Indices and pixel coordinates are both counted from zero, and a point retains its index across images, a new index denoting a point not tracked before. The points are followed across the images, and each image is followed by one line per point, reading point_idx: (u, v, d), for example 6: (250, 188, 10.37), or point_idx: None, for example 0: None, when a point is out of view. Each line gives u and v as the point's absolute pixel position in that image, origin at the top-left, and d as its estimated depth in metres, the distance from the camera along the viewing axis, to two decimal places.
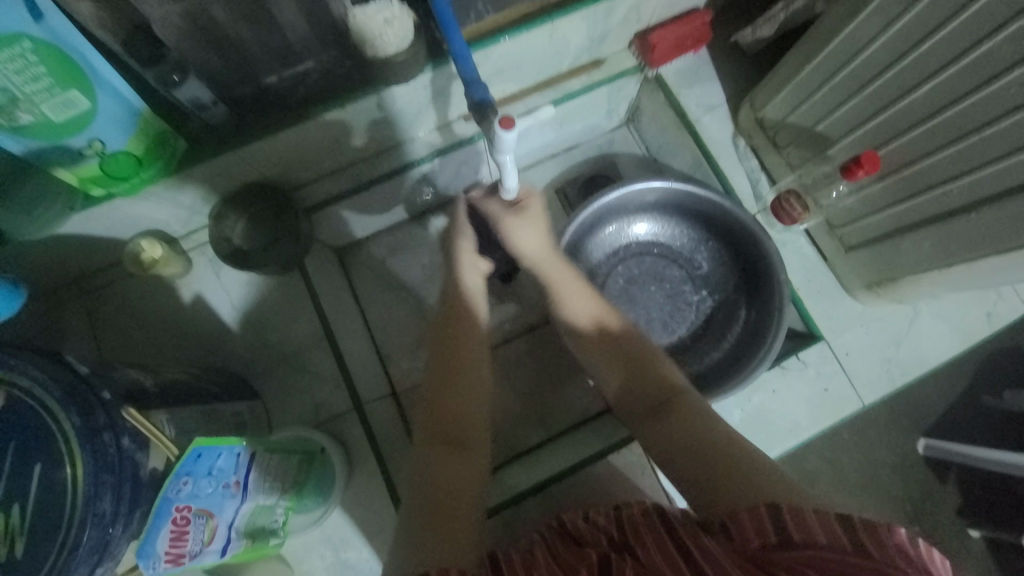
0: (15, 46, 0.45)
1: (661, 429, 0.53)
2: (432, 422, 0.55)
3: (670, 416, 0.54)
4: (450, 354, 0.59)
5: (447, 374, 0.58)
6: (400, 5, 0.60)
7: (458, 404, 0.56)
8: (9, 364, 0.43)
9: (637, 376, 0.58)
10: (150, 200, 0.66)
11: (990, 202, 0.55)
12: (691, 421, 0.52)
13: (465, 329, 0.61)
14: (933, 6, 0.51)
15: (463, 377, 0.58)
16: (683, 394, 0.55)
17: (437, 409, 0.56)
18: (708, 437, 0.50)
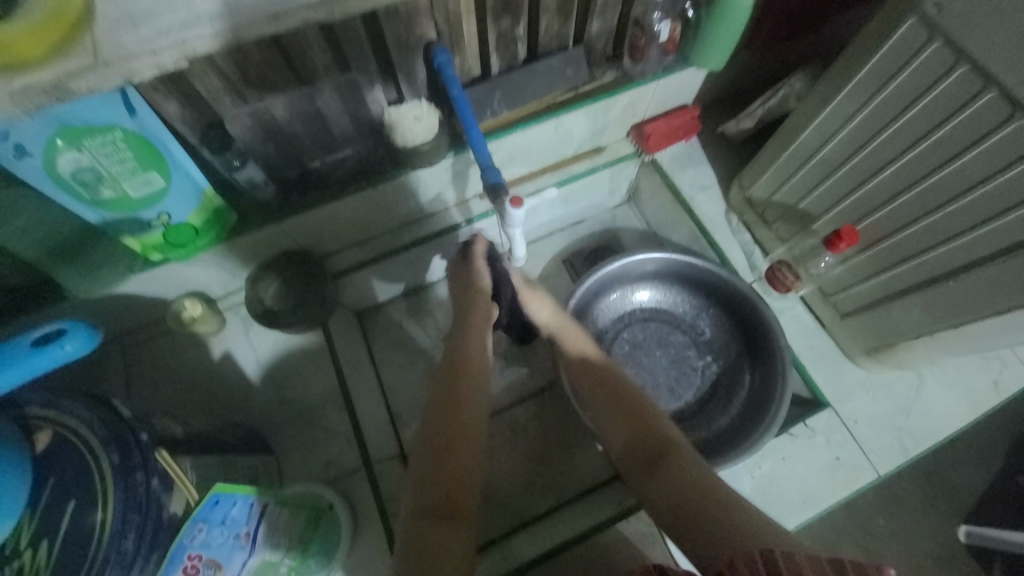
0: (109, 135, 0.54)
1: (661, 483, 0.56)
2: (429, 486, 0.56)
3: (669, 470, 0.57)
4: (453, 412, 0.61)
5: (445, 433, 0.59)
6: (429, 105, 0.73)
7: (456, 465, 0.57)
8: (64, 404, 0.48)
9: (638, 430, 0.62)
10: (199, 263, 0.75)
11: (967, 270, 0.59)
12: (688, 472, 0.55)
13: (465, 389, 0.63)
14: (882, 105, 0.59)
15: (462, 436, 0.59)
16: (680, 447, 0.59)
17: (432, 474, 0.57)
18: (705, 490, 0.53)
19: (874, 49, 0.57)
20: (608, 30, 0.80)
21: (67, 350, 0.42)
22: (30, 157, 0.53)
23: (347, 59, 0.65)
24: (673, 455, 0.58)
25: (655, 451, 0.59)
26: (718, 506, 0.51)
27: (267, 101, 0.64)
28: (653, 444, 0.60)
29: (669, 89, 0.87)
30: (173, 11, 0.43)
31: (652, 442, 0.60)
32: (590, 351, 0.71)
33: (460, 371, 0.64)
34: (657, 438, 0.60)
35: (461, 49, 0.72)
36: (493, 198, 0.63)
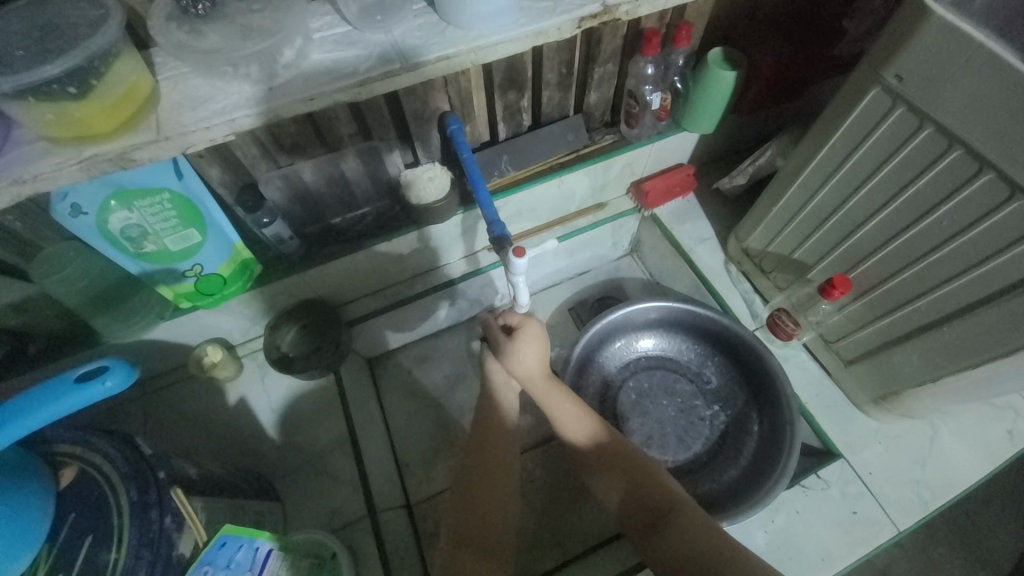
0: (157, 196, 0.61)
1: (670, 542, 0.59)
2: (463, 530, 0.63)
3: (678, 529, 0.60)
4: (483, 463, 0.67)
5: (477, 482, 0.66)
6: (441, 167, 0.79)
7: (485, 512, 0.65)
8: (89, 442, 0.51)
9: (636, 489, 0.64)
10: (224, 310, 0.80)
11: (959, 315, 0.60)
12: (695, 528, 0.59)
13: (496, 440, 0.69)
14: (858, 163, 0.64)
15: (493, 483, 0.66)
16: (683, 502, 0.62)
17: (462, 518, 0.64)
18: (714, 551, 0.57)
19: (843, 115, 0.63)
20: (604, 100, 0.89)
21: (107, 386, 0.46)
22: (84, 215, 0.59)
23: (370, 129, 0.74)
24: (681, 514, 0.61)
25: (660, 508, 0.62)
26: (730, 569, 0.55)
27: (297, 164, 0.73)
28: (658, 503, 0.62)
29: (664, 150, 0.94)
30: (226, 94, 0.50)
31: (657, 499, 0.63)
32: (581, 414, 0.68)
33: (492, 425, 0.70)
34: (661, 494, 0.63)
35: (471, 119, 0.80)
36: (498, 250, 0.68)
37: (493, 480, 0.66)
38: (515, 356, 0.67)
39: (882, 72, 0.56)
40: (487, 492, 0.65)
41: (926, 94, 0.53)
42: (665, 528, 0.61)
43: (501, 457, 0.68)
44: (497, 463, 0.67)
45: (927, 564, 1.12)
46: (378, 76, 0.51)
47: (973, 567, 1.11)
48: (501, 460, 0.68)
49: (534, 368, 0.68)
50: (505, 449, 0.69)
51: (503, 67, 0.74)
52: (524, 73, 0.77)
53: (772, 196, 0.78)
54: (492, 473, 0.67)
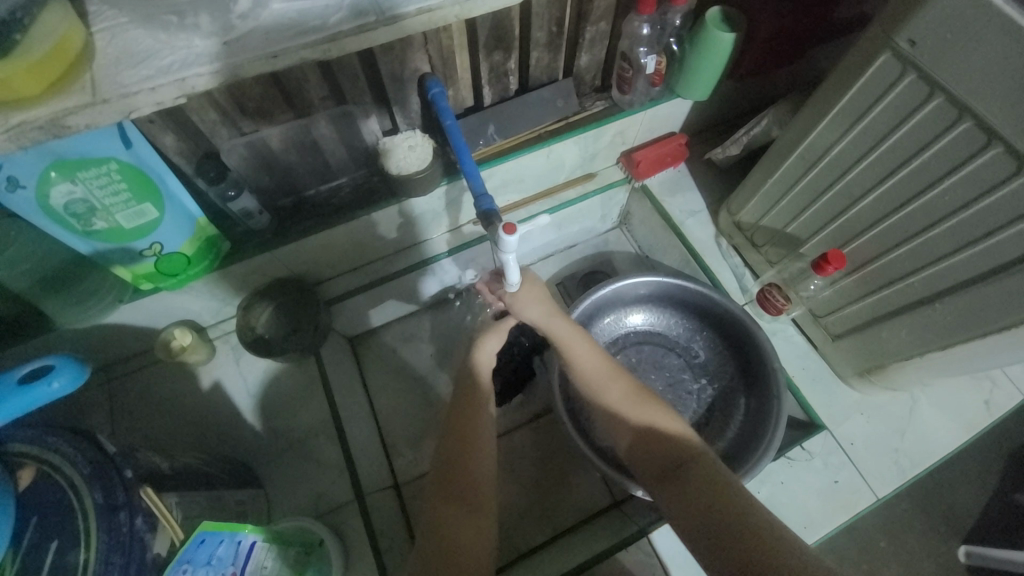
0: (104, 167, 0.55)
1: (684, 495, 0.55)
2: (447, 483, 0.62)
3: (695, 482, 0.55)
4: (467, 421, 0.65)
5: (462, 442, 0.64)
6: (422, 135, 0.74)
7: (469, 467, 0.63)
8: (46, 441, 0.47)
9: (655, 437, 0.60)
10: (190, 291, 0.75)
11: (950, 292, 0.60)
12: (710, 481, 0.54)
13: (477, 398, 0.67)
14: (860, 136, 0.62)
15: (477, 442, 0.64)
16: (702, 455, 0.57)
17: (446, 478, 0.63)
18: (728, 507, 0.52)
19: (849, 82, 0.60)
20: (596, 62, 0.84)
21: (55, 387, 0.41)
22: (21, 189, 0.52)
23: (343, 92, 0.68)
24: (698, 465, 0.56)
25: (678, 458, 0.58)
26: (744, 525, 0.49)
27: (262, 131, 0.67)
28: (675, 453, 0.59)
29: (657, 118, 0.90)
30: (175, 50, 0.44)
31: (674, 450, 0.59)
32: (602, 359, 0.66)
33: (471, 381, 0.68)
34: (679, 445, 0.59)
35: (454, 81, 0.74)
36: (486, 226, 0.64)
37: (479, 437, 0.64)
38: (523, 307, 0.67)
39: (895, 35, 0.53)
40: (472, 450, 0.63)
41: (939, 61, 0.51)
42: (682, 479, 0.56)
43: (484, 413, 0.66)
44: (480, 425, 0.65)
45: (892, 521, 1.19)
46: (351, 31, 0.45)
47: (934, 520, 1.18)
48: (483, 427, 0.65)
49: (539, 316, 0.67)
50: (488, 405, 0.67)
51: (489, 23, 0.68)
52: (512, 31, 0.71)
53: (768, 167, 0.76)
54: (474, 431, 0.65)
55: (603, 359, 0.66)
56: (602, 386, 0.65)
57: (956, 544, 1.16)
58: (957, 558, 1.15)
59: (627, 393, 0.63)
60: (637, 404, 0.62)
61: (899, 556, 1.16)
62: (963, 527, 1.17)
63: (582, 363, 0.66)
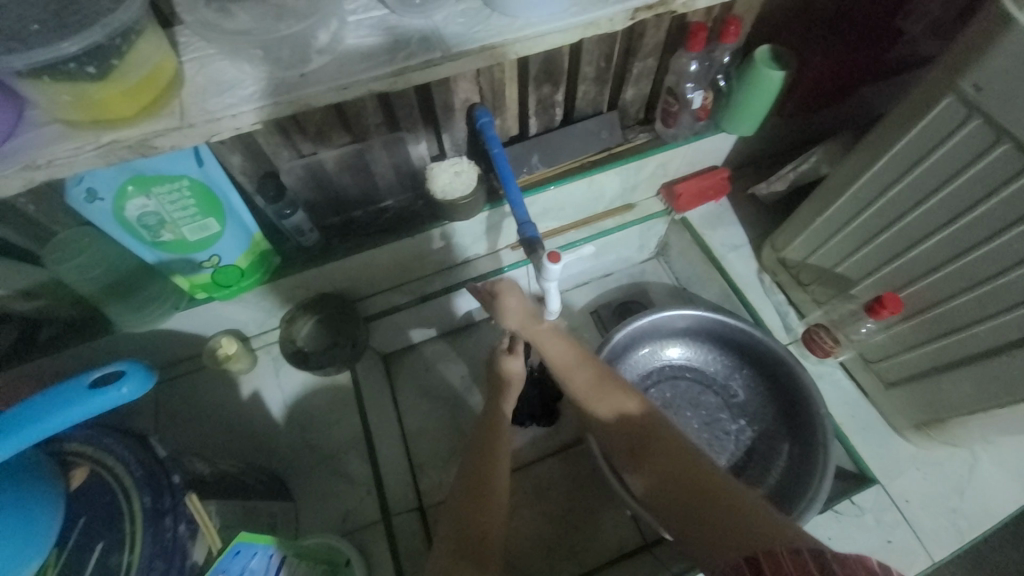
0: (176, 183, 0.59)
1: (654, 470, 0.60)
2: (461, 533, 0.60)
3: (660, 453, 0.60)
4: (482, 468, 0.64)
5: (475, 489, 0.63)
6: (468, 162, 0.76)
7: (482, 514, 0.61)
8: (102, 442, 0.48)
9: (617, 413, 0.65)
10: (239, 302, 0.78)
11: (1022, 346, 0.56)
12: (677, 453, 0.59)
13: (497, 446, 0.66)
14: (920, 178, 0.60)
15: (492, 492, 0.63)
16: (659, 428, 0.62)
17: (462, 525, 0.61)
18: (693, 474, 0.57)
19: (908, 124, 0.59)
20: (641, 96, 0.85)
21: (123, 392, 0.43)
22: (101, 200, 0.57)
23: (398, 120, 0.71)
24: (660, 440, 0.61)
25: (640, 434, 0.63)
26: (708, 490, 0.55)
27: (320, 154, 0.70)
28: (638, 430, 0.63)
29: (700, 152, 0.90)
30: (254, 79, 0.47)
31: (639, 426, 0.63)
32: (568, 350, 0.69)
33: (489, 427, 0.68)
34: (639, 422, 0.64)
35: (502, 111, 0.77)
36: (528, 253, 0.65)
37: (494, 486, 0.64)
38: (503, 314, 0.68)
39: (958, 80, 0.52)
40: (487, 500, 0.62)
41: (1009, 106, 0.49)
42: (648, 454, 0.61)
43: (501, 461, 0.66)
44: (496, 473, 0.64)
45: None
46: (417, 66, 0.48)
47: None
48: (500, 469, 0.65)
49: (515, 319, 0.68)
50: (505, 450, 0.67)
51: (540, 58, 0.70)
52: (561, 66, 0.73)
53: (817, 205, 0.74)
54: (490, 478, 0.64)
55: (568, 346, 0.69)
56: (565, 368, 0.68)
57: None
58: None
59: (587, 372, 0.67)
60: (601, 386, 0.67)
61: None
62: None
63: (553, 355, 0.69)
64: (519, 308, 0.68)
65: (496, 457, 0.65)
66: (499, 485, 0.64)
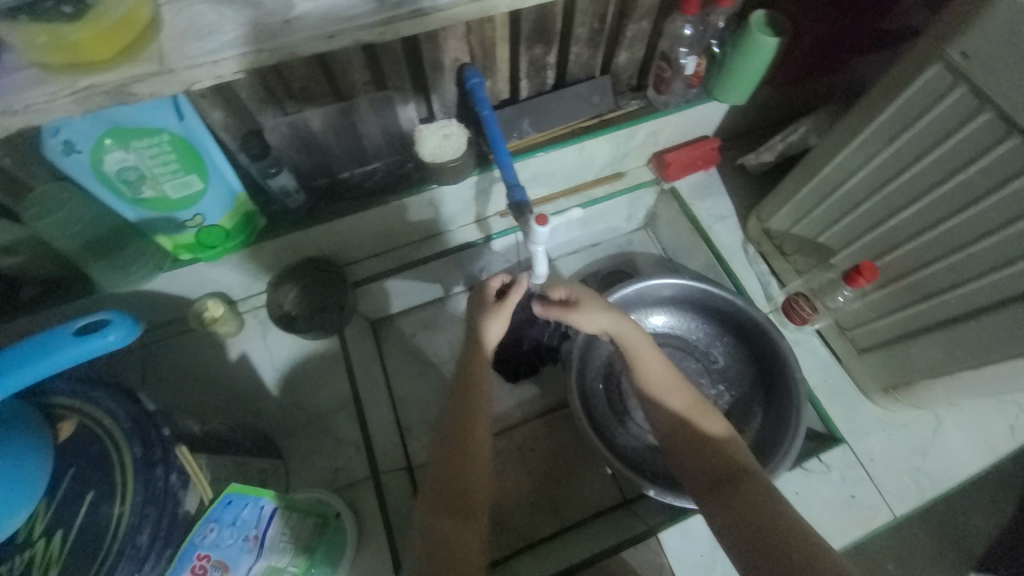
0: (156, 138, 0.57)
1: (730, 510, 0.57)
2: (443, 487, 0.62)
3: (741, 495, 0.57)
4: (466, 423, 0.67)
5: (460, 444, 0.65)
6: (458, 124, 0.75)
7: (467, 468, 0.64)
8: (89, 396, 0.49)
9: (701, 449, 0.62)
10: (225, 264, 0.77)
11: (988, 311, 0.59)
12: (759, 497, 0.56)
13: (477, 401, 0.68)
14: (903, 148, 0.61)
15: (475, 448, 0.65)
16: (750, 472, 0.59)
17: (445, 480, 0.63)
18: (777, 527, 0.53)
19: (894, 94, 0.59)
20: (634, 61, 0.84)
21: (110, 340, 0.43)
22: (78, 153, 0.55)
23: (385, 78, 0.69)
24: (746, 482, 0.58)
25: (725, 472, 0.60)
26: (792, 547, 0.51)
27: (305, 112, 0.69)
28: (724, 468, 0.60)
29: (691, 120, 0.90)
30: (234, 25, 0.45)
31: (726, 466, 0.60)
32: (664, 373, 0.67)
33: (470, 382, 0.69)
34: (727, 460, 0.60)
35: (493, 73, 0.75)
36: (517, 217, 0.65)
37: (477, 442, 0.66)
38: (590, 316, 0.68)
39: (946, 47, 0.52)
40: (471, 454, 0.65)
41: (993, 74, 0.50)
42: (728, 493, 0.58)
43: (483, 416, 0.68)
44: (477, 427, 0.67)
45: (903, 543, 1.17)
46: (405, 16, 0.46)
47: (945, 546, 1.17)
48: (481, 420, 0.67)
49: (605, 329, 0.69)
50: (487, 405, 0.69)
51: (532, 17, 0.68)
52: (554, 26, 0.71)
53: (804, 175, 0.75)
54: (474, 434, 0.66)
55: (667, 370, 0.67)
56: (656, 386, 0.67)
57: None
58: None
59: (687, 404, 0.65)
60: (694, 415, 0.64)
61: None
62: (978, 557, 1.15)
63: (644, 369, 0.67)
64: (610, 319, 0.68)
65: (480, 413, 0.67)
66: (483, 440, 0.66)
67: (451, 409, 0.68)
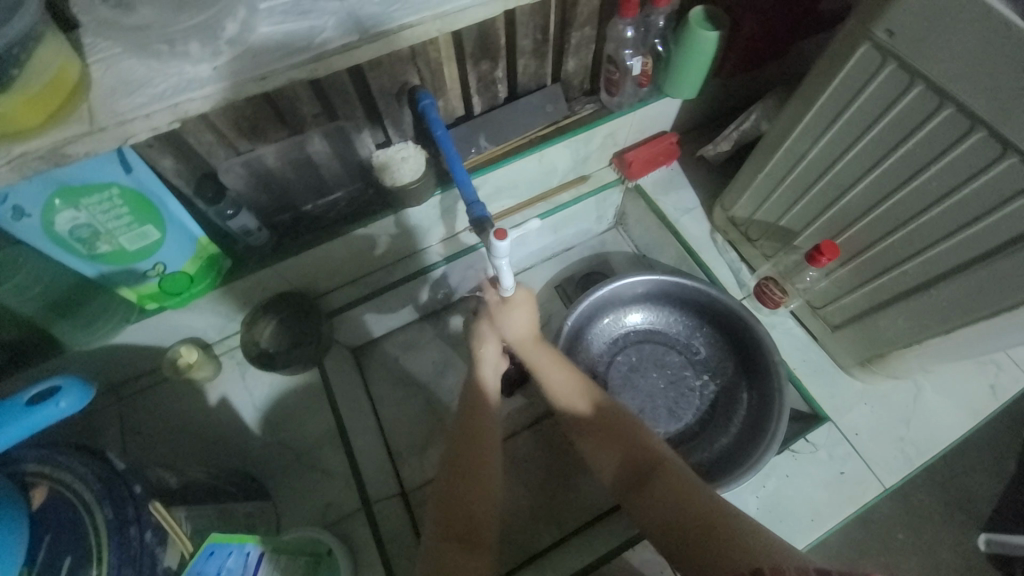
0: (105, 193, 0.57)
1: (653, 496, 0.60)
2: (450, 516, 0.61)
3: (659, 481, 0.61)
4: (471, 448, 0.66)
5: (463, 470, 0.64)
6: (414, 146, 0.75)
7: (473, 494, 0.63)
8: (57, 461, 0.48)
9: (620, 442, 0.66)
10: (194, 310, 0.76)
11: (946, 278, 0.60)
12: (674, 479, 0.60)
13: (480, 425, 0.68)
14: (846, 127, 0.62)
15: (480, 473, 0.64)
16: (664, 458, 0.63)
17: (452, 508, 0.62)
18: (694, 509, 0.57)
19: (830, 77, 0.61)
20: (583, 67, 0.85)
21: (62, 407, 0.43)
22: (27, 218, 0.54)
23: (335, 108, 0.70)
24: (661, 467, 0.62)
25: (641, 462, 0.64)
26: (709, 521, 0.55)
27: (258, 150, 0.69)
28: (641, 457, 0.64)
29: (646, 118, 0.91)
30: (167, 77, 0.45)
31: (638, 456, 0.64)
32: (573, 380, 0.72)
33: (473, 406, 0.70)
34: (644, 449, 0.64)
35: (443, 93, 0.76)
36: (479, 233, 0.65)
37: (483, 468, 0.65)
38: (507, 321, 0.73)
39: (872, 27, 0.54)
40: (477, 479, 0.64)
41: (917, 50, 0.51)
42: (650, 480, 0.62)
43: (490, 440, 0.67)
44: (482, 452, 0.66)
45: (906, 511, 1.18)
46: (336, 51, 0.47)
47: (949, 509, 1.17)
48: (489, 442, 0.67)
49: (527, 331, 0.74)
50: (492, 430, 0.68)
51: (473, 34, 0.69)
52: (497, 41, 0.72)
53: (759, 161, 0.76)
54: (479, 459, 0.65)
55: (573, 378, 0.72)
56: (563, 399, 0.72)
57: (975, 534, 1.15)
58: (976, 548, 1.14)
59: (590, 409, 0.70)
60: (599, 418, 0.69)
61: (916, 547, 1.15)
62: (981, 516, 1.16)
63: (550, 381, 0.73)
64: (527, 324, 0.74)
65: (484, 438, 0.67)
66: (491, 467, 0.65)
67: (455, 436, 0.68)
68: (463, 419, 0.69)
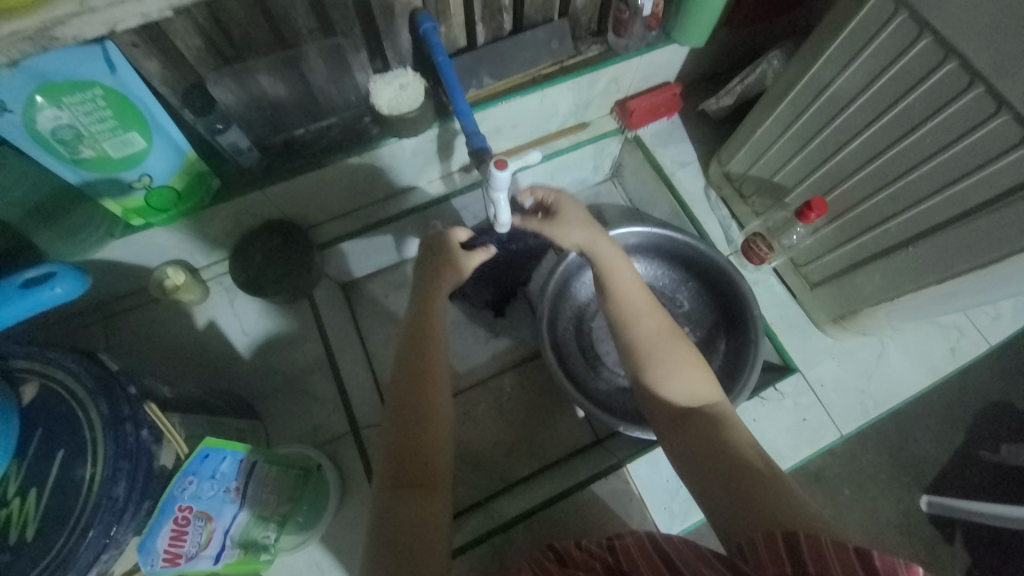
0: (88, 92, 0.53)
1: (688, 439, 0.56)
2: (399, 463, 0.53)
3: (700, 425, 0.56)
4: (424, 396, 0.58)
5: (416, 416, 0.56)
6: (414, 74, 0.72)
7: (422, 442, 0.55)
8: (46, 358, 0.48)
9: (673, 376, 0.60)
10: (181, 231, 0.75)
11: (919, 239, 0.63)
12: (716, 429, 0.55)
13: (432, 372, 0.60)
14: (852, 80, 0.62)
15: (429, 418, 0.56)
16: (712, 404, 0.58)
17: (397, 449, 0.54)
18: (729, 456, 0.52)
19: (843, 25, 0.60)
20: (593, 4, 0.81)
21: (56, 291, 0.48)
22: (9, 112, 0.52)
23: (333, 23, 0.66)
24: (705, 412, 0.57)
25: (688, 401, 0.58)
26: (745, 471, 0.51)
27: (249, 63, 0.65)
28: (688, 396, 0.59)
29: (651, 66, 0.89)
30: None
31: (685, 394, 0.59)
32: (637, 300, 0.65)
33: (427, 359, 0.61)
34: (694, 391, 0.59)
35: (446, 18, 0.73)
36: (478, 164, 0.65)
37: (433, 416, 0.57)
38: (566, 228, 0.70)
39: None
40: (426, 433, 0.55)
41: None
42: (691, 421, 0.57)
43: (439, 383, 0.60)
44: (427, 399, 0.58)
45: (857, 470, 1.27)
46: None
47: (897, 470, 1.27)
48: (438, 381, 0.59)
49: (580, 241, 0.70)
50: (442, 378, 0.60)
51: None
52: None
53: (761, 114, 0.76)
54: (429, 400, 0.58)
55: (640, 295, 0.66)
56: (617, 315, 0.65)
57: (918, 494, 1.25)
58: (918, 506, 1.24)
59: (657, 333, 0.63)
60: (670, 342, 0.62)
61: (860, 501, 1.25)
62: (925, 477, 1.26)
63: (626, 292, 0.66)
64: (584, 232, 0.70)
65: (430, 384, 0.59)
66: (441, 414, 0.58)
67: (391, 383, 0.59)
68: (403, 363, 0.60)
